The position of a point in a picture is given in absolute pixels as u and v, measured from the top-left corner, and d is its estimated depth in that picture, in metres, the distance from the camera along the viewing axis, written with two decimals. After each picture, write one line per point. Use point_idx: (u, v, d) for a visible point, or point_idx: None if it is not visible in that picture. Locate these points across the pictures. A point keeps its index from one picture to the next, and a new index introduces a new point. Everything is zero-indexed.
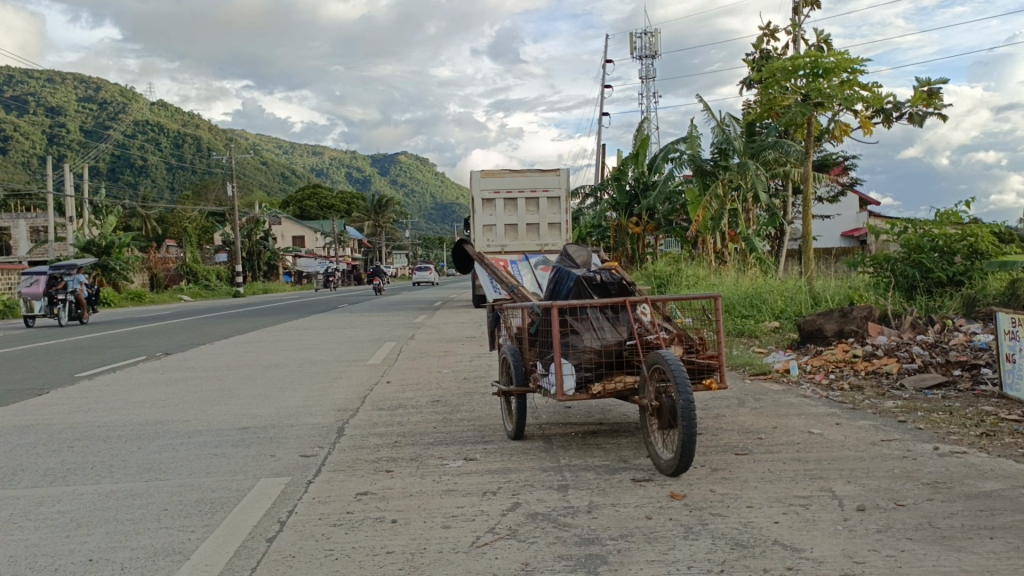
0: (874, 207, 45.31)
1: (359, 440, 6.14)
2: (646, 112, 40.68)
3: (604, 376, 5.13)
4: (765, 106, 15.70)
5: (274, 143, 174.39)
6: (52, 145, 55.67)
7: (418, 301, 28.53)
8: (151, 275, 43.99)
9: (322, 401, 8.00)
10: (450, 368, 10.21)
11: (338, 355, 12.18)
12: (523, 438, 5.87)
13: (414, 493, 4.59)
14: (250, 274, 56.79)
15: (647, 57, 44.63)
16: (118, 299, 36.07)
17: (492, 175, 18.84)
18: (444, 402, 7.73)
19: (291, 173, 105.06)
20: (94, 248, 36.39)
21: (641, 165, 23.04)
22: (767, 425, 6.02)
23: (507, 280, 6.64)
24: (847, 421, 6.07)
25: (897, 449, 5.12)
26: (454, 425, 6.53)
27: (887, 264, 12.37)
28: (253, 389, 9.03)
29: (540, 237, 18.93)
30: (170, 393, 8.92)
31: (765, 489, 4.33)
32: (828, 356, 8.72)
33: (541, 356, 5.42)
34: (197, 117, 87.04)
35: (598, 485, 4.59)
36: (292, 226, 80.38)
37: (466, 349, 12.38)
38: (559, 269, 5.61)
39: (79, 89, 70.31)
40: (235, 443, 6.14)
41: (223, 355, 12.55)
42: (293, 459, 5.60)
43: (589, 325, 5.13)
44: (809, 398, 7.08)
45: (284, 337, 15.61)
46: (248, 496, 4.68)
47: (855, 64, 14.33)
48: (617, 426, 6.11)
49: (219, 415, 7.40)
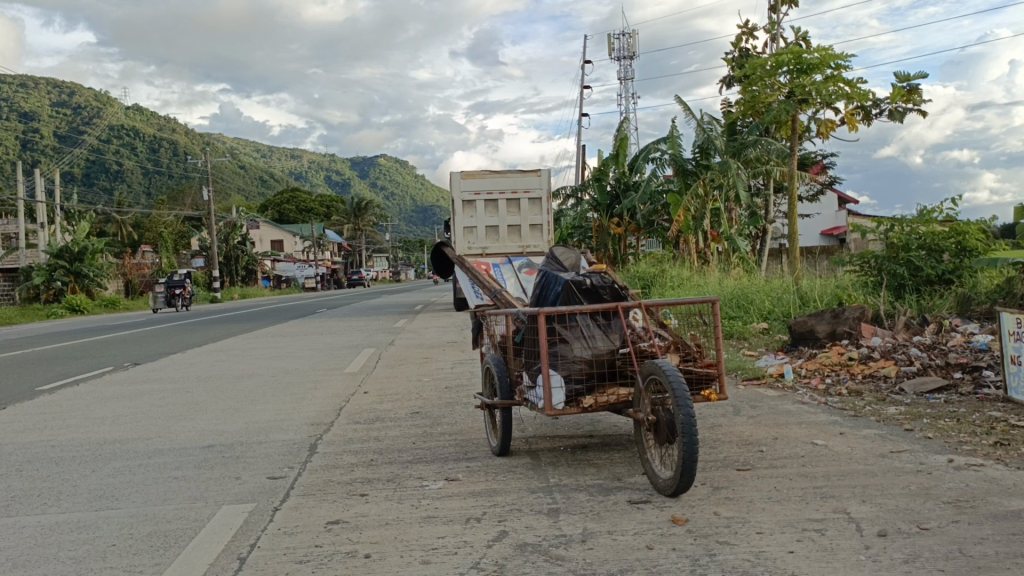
0: (852, 205, 45.37)
1: (332, 458, 5.72)
2: (624, 113, 40.50)
3: (596, 389, 4.76)
4: (747, 104, 15.32)
5: (252, 146, 172.82)
6: (25, 151, 54.66)
7: (398, 305, 28.03)
8: (126, 281, 43.15)
9: (295, 414, 7.56)
10: (429, 376, 9.79)
11: (313, 363, 11.73)
12: (508, 455, 5.48)
13: (389, 522, 4.19)
14: (228, 279, 55.93)
15: (625, 58, 44.46)
16: (92, 306, 35.21)
17: (472, 176, 18.47)
18: (424, 414, 7.32)
19: (269, 177, 104.05)
20: (66, 255, 35.52)
21: (621, 165, 22.71)
22: (767, 436, 5.68)
23: (489, 283, 6.24)
24: (850, 430, 5.74)
25: (908, 462, 4.79)
26: (434, 440, 6.13)
27: (873, 262, 12.12)
28: (222, 402, 8.57)
29: (521, 238, 18.53)
30: (135, 407, 8.45)
31: (774, 511, 3.98)
32: (822, 359, 8.40)
33: (527, 367, 5.03)
34: (173, 121, 85.99)
35: (592, 509, 4.22)
36: (270, 230, 79.42)
37: (447, 355, 11.98)
38: (546, 274, 5.20)
39: (52, 93, 69.17)
40: (198, 465, 5.71)
41: (194, 365, 12.03)
42: (260, 482, 5.17)
43: (579, 333, 4.75)
44: (807, 405, 6.74)
45: (258, 344, 15.10)
46: (207, 528, 4.25)
47: (839, 60, 14.07)
48: (608, 439, 5.75)
49: (183, 432, 6.94)
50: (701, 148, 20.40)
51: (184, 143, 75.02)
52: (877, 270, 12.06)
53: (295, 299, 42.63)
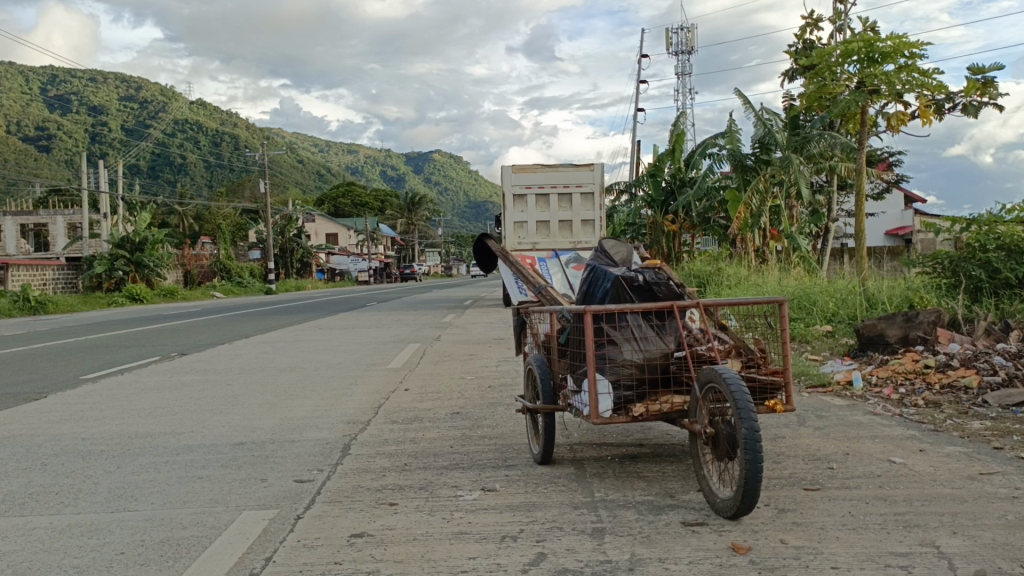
0: (919, 205, 43.75)
1: (364, 461, 5.39)
2: (681, 109, 39.73)
3: (648, 397, 4.31)
4: (813, 95, 14.65)
5: (310, 142, 175.37)
6: (94, 144, 56.28)
7: (448, 299, 27.83)
8: (185, 271, 43.91)
9: (332, 412, 7.27)
10: (473, 375, 9.43)
11: (357, 358, 11.49)
12: (550, 464, 5.08)
13: (418, 537, 3.82)
14: (283, 271, 56.62)
15: (683, 53, 43.57)
16: (151, 295, 35.91)
17: (524, 169, 18.06)
18: (465, 414, 6.96)
19: (326, 171, 105.29)
20: (127, 245, 36.26)
21: (677, 161, 22.06)
22: (838, 450, 5.17)
23: (534, 279, 5.83)
24: (931, 446, 5.19)
25: (1001, 486, 4.24)
26: (473, 444, 5.76)
27: (947, 263, 11.36)
28: (260, 396, 8.34)
29: (573, 234, 18.10)
30: (172, 399, 8.28)
31: (850, 542, 3.51)
32: (895, 366, 7.79)
33: (572, 369, 4.64)
34: (235, 116, 87.55)
35: (642, 531, 3.79)
36: (326, 224, 80.25)
37: (494, 352, 11.62)
38: (595, 269, 4.75)
39: (121, 88, 71.13)
40: (225, 464, 5.43)
41: (238, 357, 11.89)
42: (285, 485, 4.86)
43: (629, 334, 4.32)
44: (880, 417, 6.19)
45: (305, 336, 14.99)
46: (222, 536, 3.94)
47: (915, 48, 13.26)
48: (660, 450, 5.30)
49: (217, 428, 6.70)
50: (760, 143, 19.69)
51: (245, 137, 76.39)
52: (952, 271, 11.31)
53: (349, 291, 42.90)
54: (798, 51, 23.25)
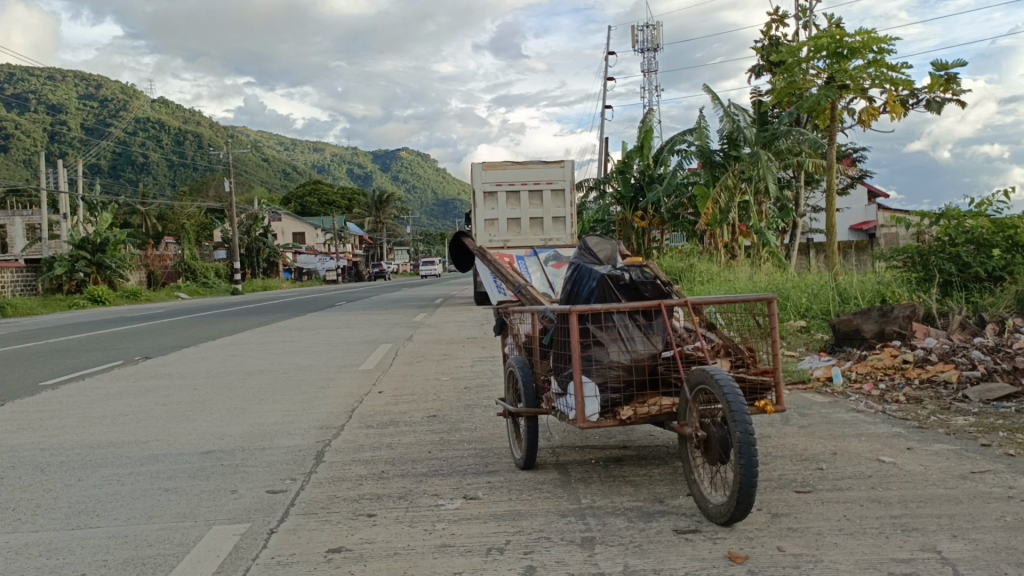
0: (883, 200, 44.33)
1: (339, 468, 5.18)
2: (648, 106, 39.84)
3: (635, 399, 4.17)
4: (783, 91, 14.75)
5: (275, 140, 173.43)
6: (53, 143, 55.08)
7: (419, 298, 27.58)
8: (148, 272, 43.00)
9: (304, 417, 7.04)
10: (448, 376, 9.24)
11: (328, 359, 11.24)
12: (533, 468, 4.92)
13: (399, 551, 3.64)
14: (249, 271, 55.81)
15: (649, 51, 43.70)
16: (114, 296, 35.15)
17: (494, 166, 17.88)
18: (441, 417, 6.77)
19: (292, 169, 104.16)
20: (88, 246, 35.42)
21: (646, 157, 22.00)
22: (825, 450, 5.06)
23: (513, 278, 5.65)
24: (918, 444, 5.10)
25: (994, 485, 4.15)
26: (452, 449, 5.58)
27: (918, 257, 11.39)
28: (229, 401, 8.08)
29: (544, 231, 18.00)
30: (136, 405, 7.98)
31: (849, 548, 3.39)
32: (874, 362, 7.73)
33: (555, 371, 4.49)
34: (198, 114, 86.21)
35: (633, 540, 3.65)
36: (292, 223, 79.31)
37: (468, 352, 11.44)
38: (579, 267, 4.59)
39: (79, 86, 69.63)
40: (193, 475, 5.20)
41: (204, 360, 11.57)
42: (257, 497, 4.64)
43: (616, 335, 4.18)
44: (863, 414, 6.12)
45: (273, 338, 14.67)
46: (191, 554, 3.72)
47: (884, 44, 13.29)
48: (644, 452, 5.17)
49: (183, 436, 6.44)
50: (729, 138, 19.63)
51: (208, 135, 75.23)
52: (922, 265, 11.33)
53: (317, 290, 42.38)
54: (765, 47, 23.35)
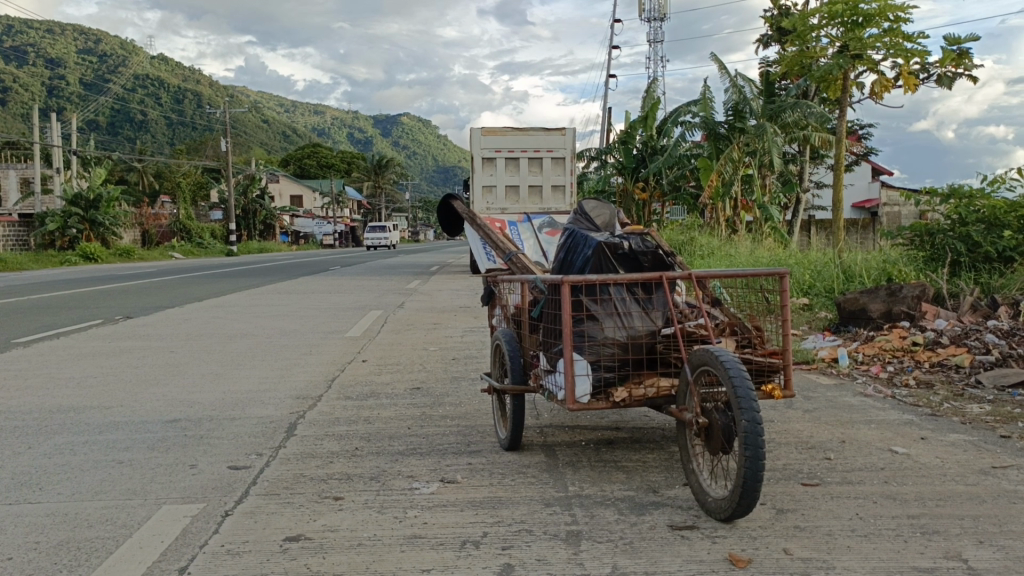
0: (887, 178, 43.63)
1: (310, 444, 4.82)
2: (652, 77, 39.20)
3: (631, 380, 3.80)
4: (794, 60, 14.27)
5: (275, 101, 171.53)
6: (51, 97, 54.20)
7: (414, 265, 27.16)
8: (143, 231, 42.35)
9: (281, 385, 6.68)
10: (436, 346, 8.87)
11: (314, 325, 10.86)
12: (518, 449, 4.56)
13: (364, 542, 3.28)
14: (246, 232, 55.18)
15: (655, 20, 42.84)
16: (106, 254, 34.59)
17: (493, 131, 17.39)
18: (425, 390, 6.41)
19: (291, 132, 103.06)
20: (81, 202, 34.80)
21: (649, 128, 21.48)
22: (832, 437, 4.71)
23: (503, 245, 5.23)
24: (932, 433, 4.74)
25: (1019, 483, 3.80)
26: (433, 425, 5.23)
27: (926, 235, 10.96)
28: (205, 366, 7.71)
29: (543, 200, 17.56)
30: (106, 368, 7.59)
31: (864, 553, 3.04)
32: (882, 343, 7.33)
33: (544, 346, 4.12)
34: (197, 73, 85.08)
35: (624, 536, 3.29)
36: (290, 185, 78.44)
37: (459, 321, 11.06)
38: (573, 233, 4.16)
39: (78, 40, 68.53)
40: (153, 446, 4.84)
41: (186, 322, 11.18)
42: (218, 473, 4.29)
43: (611, 309, 3.79)
44: (871, 398, 5.75)
45: (262, 301, 14.27)
46: (132, 538, 3.36)
47: (900, 12, 12.76)
48: (639, 436, 4.80)
49: (150, 403, 6.07)
50: (735, 110, 19.20)
51: (208, 94, 74.24)
52: (930, 244, 10.92)
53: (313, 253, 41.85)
54: (774, 17, 22.75)
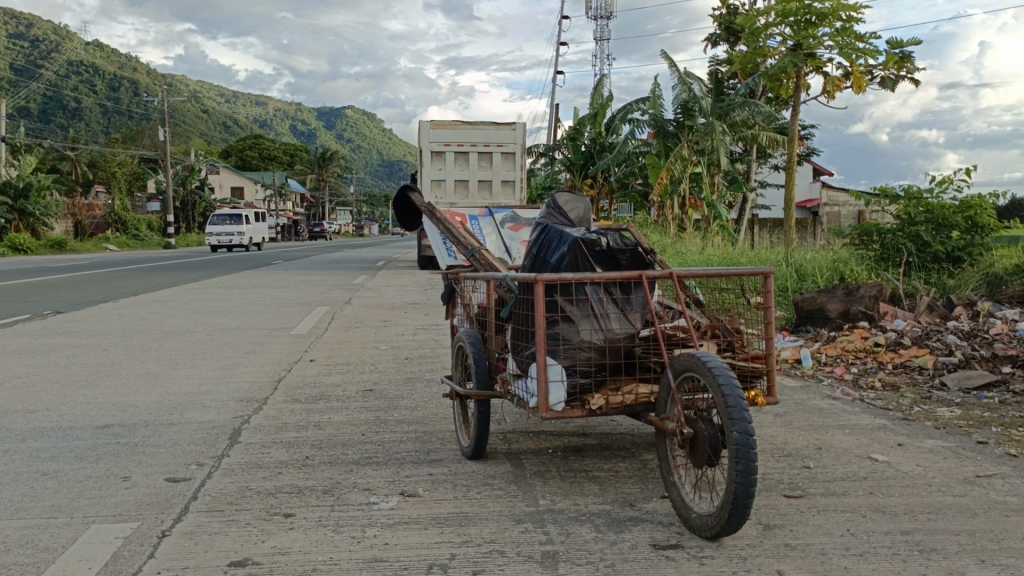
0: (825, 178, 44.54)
1: (256, 452, 4.45)
2: (599, 74, 39.21)
3: (608, 386, 3.55)
4: (746, 58, 14.24)
5: (216, 91, 167.53)
6: None
7: (360, 260, 26.60)
8: (75, 222, 40.71)
9: (223, 386, 6.26)
10: (387, 344, 8.51)
11: (258, 321, 10.38)
12: (481, 458, 4.28)
13: (320, 567, 2.96)
14: (184, 224, 53.60)
15: (602, 18, 42.81)
16: (36, 245, 33.10)
17: (443, 125, 17.05)
18: (378, 392, 6.08)
19: (232, 123, 100.72)
20: (10, 191, 33.28)
21: (598, 125, 21.33)
22: (808, 443, 4.53)
23: (466, 240, 4.93)
24: (909, 439, 4.61)
25: (1006, 493, 3.66)
26: (390, 431, 4.90)
27: (876, 235, 10.98)
28: (140, 365, 7.23)
29: (493, 195, 17.28)
30: (30, 367, 7.05)
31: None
32: (844, 343, 7.22)
33: (513, 349, 3.86)
34: (134, 60, 82.45)
35: (604, 557, 3.03)
36: (230, 176, 76.51)
37: (409, 318, 10.70)
38: (546, 228, 3.86)
39: (8, 23, 65.75)
40: (80, 455, 4.41)
41: (120, 317, 10.59)
42: (154, 487, 3.89)
43: (588, 310, 3.54)
44: (839, 402, 5.61)
45: (202, 295, 13.68)
46: (54, 565, 2.97)
47: (853, 12, 12.80)
48: (607, 442, 4.56)
49: (79, 406, 5.60)
50: (684, 108, 19.00)
51: (146, 82, 72.02)
52: (880, 243, 10.94)
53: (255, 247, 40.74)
54: (723, 17, 22.88)
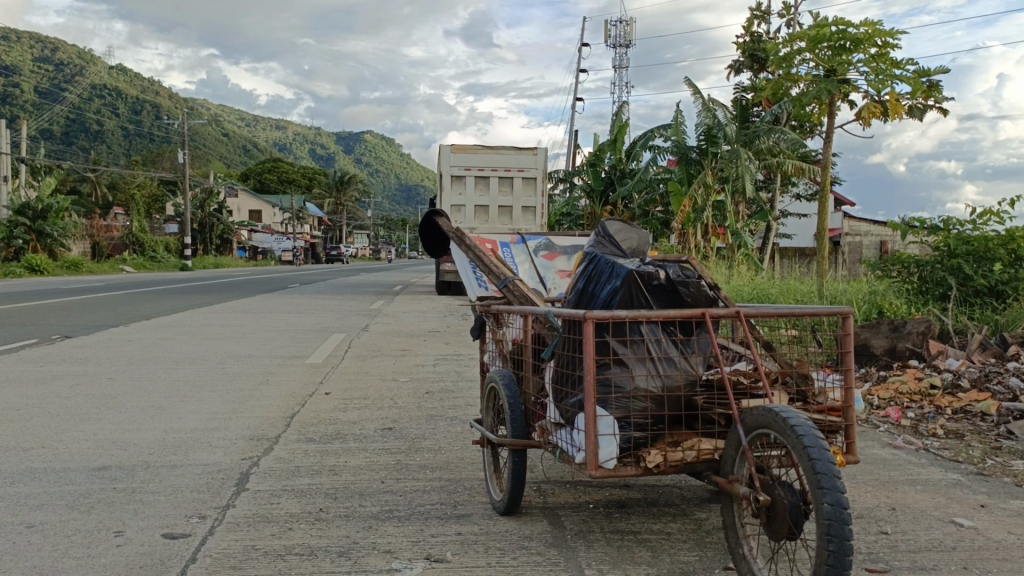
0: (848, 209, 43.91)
1: (265, 503, 4.04)
2: (617, 102, 39.01)
3: (665, 441, 3.11)
4: (774, 86, 13.71)
5: (236, 115, 169.21)
6: (5, 104, 52.31)
7: (376, 285, 26.23)
8: (93, 243, 40.62)
9: (233, 422, 5.87)
10: (407, 376, 8.09)
11: (272, 349, 10.00)
12: (513, 514, 3.84)
13: None
14: (201, 246, 53.45)
15: (621, 46, 42.72)
16: (53, 266, 33.00)
17: (463, 149, 16.74)
18: (398, 431, 5.65)
19: (251, 146, 101.48)
20: (28, 212, 33.38)
21: (618, 152, 21.01)
22: (878, 502, 4.06)
23: (497, 268, 4.50)
24: (991, 500, 4.11)
25: None
26: (413, 478, 4.47)
27: (912, 267, 10.39)
28: (147, 397, 6.84)
29: (513, 221, 16.94)
30: (31, 398, 6.67)
31: None
32: (897, 385, 6.70)
33: (554, 395, 3.43)
34: (157, 85, 83.45)
35: None
36: (248, 200, 76.86)
37: (429, 348, 10.29)
38: (595, 260, 3.45)
39: (34, 48, 66.82)
40: (72, 504, 4.00)
41: (131, 344, 10.23)
42: (149, 546, 3.47)
43: (644, 353, 3.12)
44: (902, 451, 5.13)
45: (215, 320, 13.35)
46: None
47: (889, 37, 12.35)
48: (655, 497, 4.09)
49: (77, 444, 5.19)
50: (707, 134, 18.68)
51: (167, 105, 72.71)
52: (918, 276, 10.33)
53: None
54: (746, 44, 22.56)
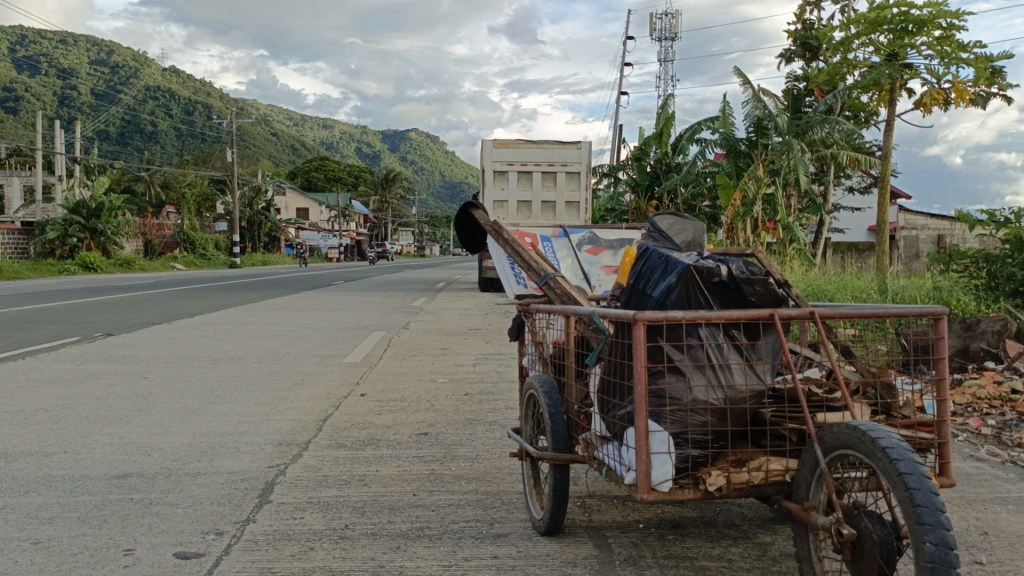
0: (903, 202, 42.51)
1: (287, 518, 3.74)
2: (663, 95, 38.18)
3: (728, 460, 2.72)
4: (829, 72, 13.01)
5: (285, 115, 171.48)
6: (63, 107, 53.60)
7: (418, 281, 26.05)
8: (146, 241, 41.30)
9: (263, 426, 5.60)
10: (446, 377, 7.78)
11: (311, 348, 9.79)
12: (555, 534, 3.47)
13: None
14: (250, 244, 54.04)
15: (667, 39, 41.96)
16: (106, 264, 33.51)
17: (506, 144, 16.33)
18: (434, 437, 5.33)
19: (300, 145, 102.66)
20: (83, 210, 33.86)
21: (664, 145, 20.43)
22: (968, 525, 3.60)
23: (537, 264, 4.13)
24: None
25: None
26: (449, 491, 4.13)
27: (983, 262, 9.69)
28: (179, 398, 6.63)
29: (556, 216, 16.50)
30: (62, 400, 6.50)
31: None
32: (974, 390, 6.17)
33: (600, 405, 3.06)
34: (208, 86, 84.86)
35: None
36: (296, 198, 77.68)
37: (469, 347, 9.96)
38: (646, 253, 3.08)
39: (91, 52, 68.54)
40: (83, 518, 3.74)
41: (169, 342, 10.10)
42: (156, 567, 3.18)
43: (704, 360, 2.73)
44: (986, 465, 4.63)
45: (256, 318, 13.24)
46: None
47: (954, 18, 11.68)
48: (712, 517, 3.69)
49: (99, 450, 4.95)
50: (757, 125, 18.04)
51: (217, 106, 73.93)
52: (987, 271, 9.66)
53: None
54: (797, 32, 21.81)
